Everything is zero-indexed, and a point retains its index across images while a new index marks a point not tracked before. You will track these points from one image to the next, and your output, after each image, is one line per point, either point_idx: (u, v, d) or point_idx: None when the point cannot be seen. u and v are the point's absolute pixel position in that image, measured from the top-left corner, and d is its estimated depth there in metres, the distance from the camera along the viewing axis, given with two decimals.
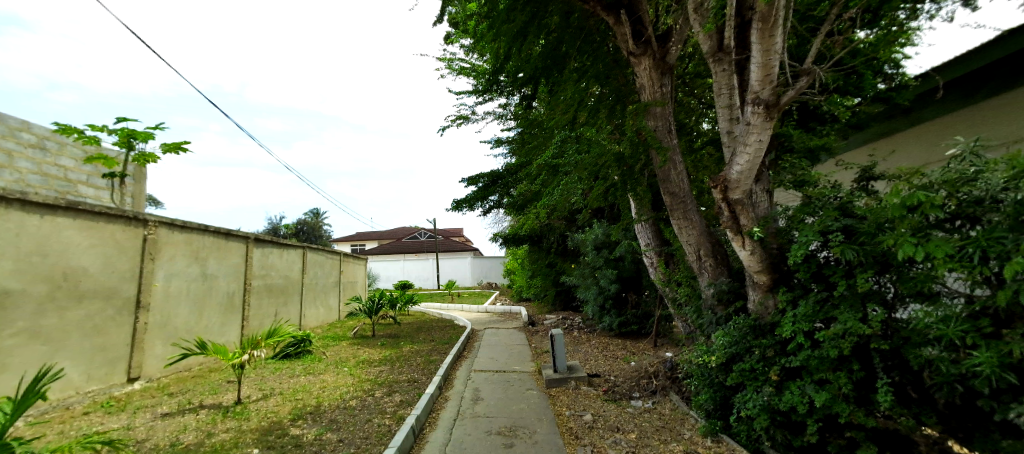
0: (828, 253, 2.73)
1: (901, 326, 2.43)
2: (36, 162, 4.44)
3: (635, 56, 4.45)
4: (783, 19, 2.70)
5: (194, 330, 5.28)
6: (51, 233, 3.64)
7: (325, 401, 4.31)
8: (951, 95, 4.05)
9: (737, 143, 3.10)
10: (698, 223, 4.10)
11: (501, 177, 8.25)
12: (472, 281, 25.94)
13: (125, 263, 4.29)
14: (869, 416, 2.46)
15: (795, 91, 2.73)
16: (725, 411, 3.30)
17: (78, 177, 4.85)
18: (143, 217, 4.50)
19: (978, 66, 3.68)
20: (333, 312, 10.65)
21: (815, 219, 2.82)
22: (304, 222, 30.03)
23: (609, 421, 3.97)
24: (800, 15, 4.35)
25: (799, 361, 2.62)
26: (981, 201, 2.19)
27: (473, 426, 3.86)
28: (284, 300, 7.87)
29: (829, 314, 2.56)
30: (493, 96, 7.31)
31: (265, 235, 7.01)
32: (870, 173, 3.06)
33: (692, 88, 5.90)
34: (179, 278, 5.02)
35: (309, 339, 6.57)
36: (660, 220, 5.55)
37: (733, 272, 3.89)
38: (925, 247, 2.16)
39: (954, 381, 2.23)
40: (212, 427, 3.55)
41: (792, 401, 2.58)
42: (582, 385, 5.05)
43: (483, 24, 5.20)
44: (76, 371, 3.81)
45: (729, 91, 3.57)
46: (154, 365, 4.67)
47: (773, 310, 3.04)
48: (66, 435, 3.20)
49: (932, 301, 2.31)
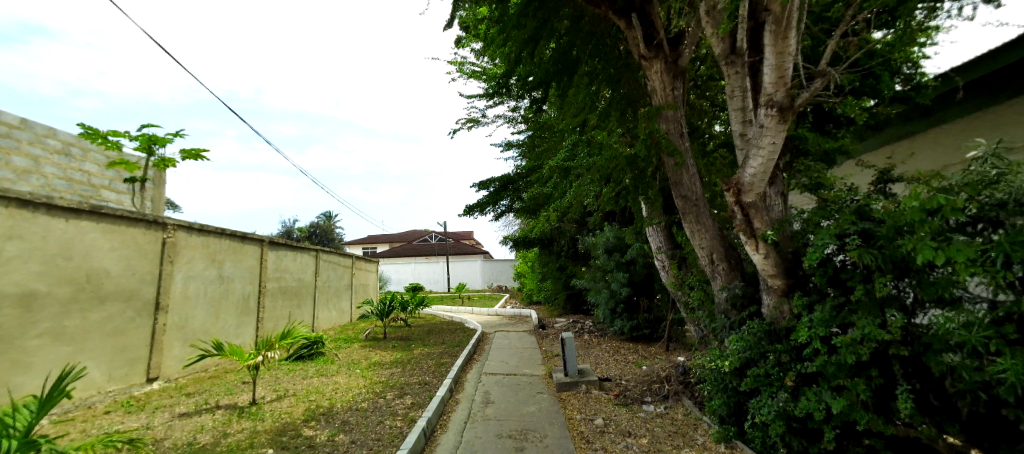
0: (845, 257, 2.68)
1: (922, 332, 2.38)
2: (61, 167, 4.57)
3: (647, 59, 4.45)
4: (797, 21, 2.69)
5: (211, 331, 5.37)
6: (75, 236, 3.74)
7: (337, 402, 4.36)
8: (971, 96, 3.98)
9: (750, 146, 3.08)
10: (710, 226, 4.06)
11: (513, 181, 8.28)
12: (483, 284, 25.99)
13: (144, 266, 4.39)
14: (888, 424, 2.41)
15: (809, 93, 2.70)
16: (739, 417, 3.26)
17: (101, 182, 4.99)
18: (162, 221, 4.61)
19: (1000, 67, 3.60)
20: (345, 314, 10.74)
21: (831, 223, 2.76)
22: (316, 226, 30.43)
23: (621, 425, 3.94)
24: (814, 16, 4.31)
25: (816, 367, 2.57)
26: (1004, 204, 2.15)
27: (484, 429, 3.87)
28: (297, 302, 7.98)
29: (846, 319, 2.52)
30: (504, 100, 7.35)
31: (279, 238, 7.11)
32: (887, 176, 3.02)
33: (704, 91, 5.89)
34: (196, 280, 5.12)
35: (322, 341, 6.65)
36: (671, 223, 5.52)
37: (747, 276, 3.85)
38: (946, 251, 2.11)
39: (977, 389, 2.19)
40: (227, 427, 3.61)
41: (808, 408, 2.54)
42: (593, 389, 5.03)
43: (494, 29, 5.25)
44: (98, 371, 3.90)
45: (742, 93, 3.52)
46: (172, 366, 4.76)
47: (789, 315, 3.00)
48: (87, 433, 3.28)
49: (953, 307, 2.27)
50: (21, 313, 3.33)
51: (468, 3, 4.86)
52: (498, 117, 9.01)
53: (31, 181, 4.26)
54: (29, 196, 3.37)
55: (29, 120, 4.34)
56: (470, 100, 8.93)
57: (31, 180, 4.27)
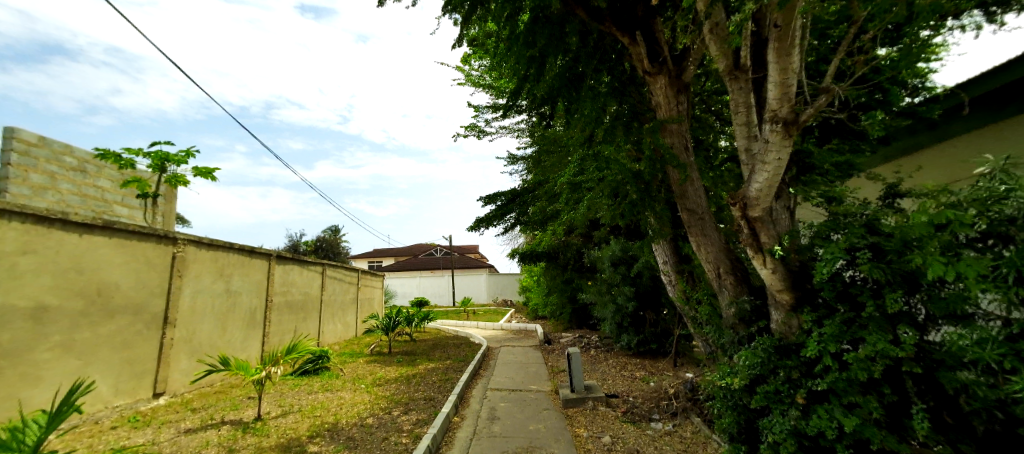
0: (855, 272, 2.65)
1: (934, 349, 2.34)
2: (76, 183, 4.65)
3: (651, 76, 4.52)
4: (799, 38, 2.70)
5: (218, 345, 5.40)
6: (88, 251, 3.80)
7: (342, 418, 4.33)
8: (978, 111, 3.97)
9: (756, 161, 3.10)
10: (716, 240, 4.08)
11: (519, 195, 8.27)
12: (488, 298, 25.94)
13: (154, 280, 4.43)
14: (903, 443, 2.39)
15: (814, 108, 2.71)
16: (751, 435, 3.14)
17: (114, 198, 5.08)
18: (172, 235, 4.66)
19: (1005, 83, 3.62)
20: (350, 328, 10.71)
21: (839, 236, 2.72)
22: (322, 240, 30.57)
23: (629, 443, 3.88)
24: (817, 33, 4.39)
25: (826, 384, 2.53)
26: (1014, 220, 2.14)
27: (490, 446, 3.83)
28: (303, 317, 7.99)
29: (856, 335, 2.49)
30: (509, 114, 7.45)
31: (286, 252, 7.17)
32: (895, 189, 3.00)
33: (710, 105, 5.97)
34: (205, 294, 5.16)
35: (327, 356, 6.63)
36: (677, 238, 5.48)
37: (755, 290, 3.82)
38: (956, 267, 2.10)
39: (993, 408, 2.16)
40: (233, 443, 3.60)
41: (820, 426, 2.49)
42: (600, 406, 4.97)
43: (502, 46, 5.35)
44: (106, 386, 3.92)
45: (746, 109, 3.51)
46: (179, 381, 4.78)
47: (798, 330, 2.97)
48: (95, 448, 3.30)
49: (965, 323, 2.25)
50: (32, 326, 3.36)
51: (476, 21, 4.96)
52: (504, 130, 9.13)
53: (47, 197, 4.33)
54: (44, 211, 3.43)
55: (46, 136, 4.43)
56: (477, 112, 9.06)
57: (47, 196, 4.34)
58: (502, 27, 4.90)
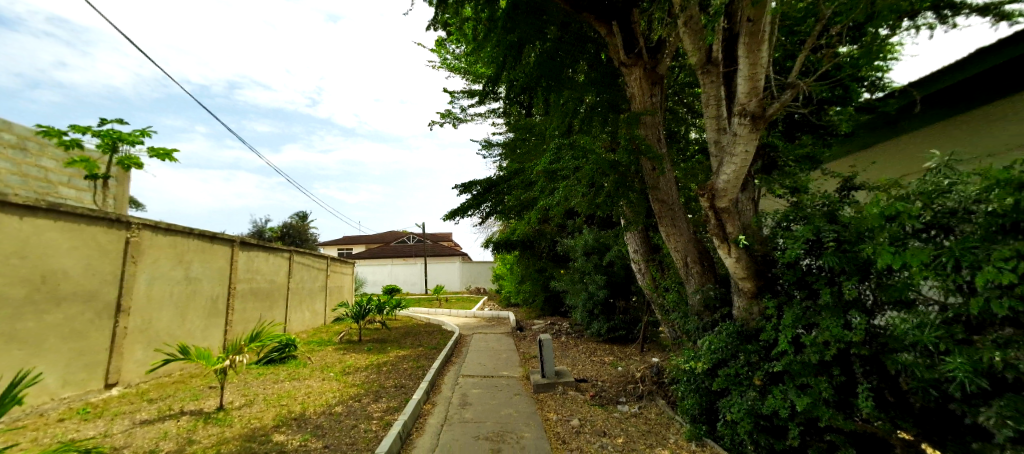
0: (811, 261, 2.81)
1: (880, 332, 2.51)
2: (15, 162, 4.33)
3: (626, 67, 4.55)
4: (768, 34, 2.78)
5: (176, 335, 5.18)
6: (32, 236, 3.56)
7: (309, 407, 4.26)
8: (930, 110, 4.19)
9: (724, 153, 3.19)
10: (685, 230, 4.22)
11: (495, 185, 8.03)
12: (461, 286, 25.88)
13: (106, 267, 4.20)
14: (848, 420, 2.53)
15: (780, 103, 2.79)
16: (710, 416, 3.30)
17: (59, 179, 4.75)
18: (125, 219, 4.40)
19: (954, 83, 3.82)
20: (319, 316, 10.49)
21: (801, 225, 2.87)
22: (287, 226, 29.48)
23: (597, 425, 3.99)
24: (787, 30, 4.51)
25: (782, 366, 2.67)
26: (955, 212, 2.25)
27: (462, 432, 3.85)
28: (269, 305, 7.75)
29: (812, 320, 2.62)
30: (485, 101, 7.37)
31: (250, 238, 6.92)
32: (851, 183, 3.15)
33: (682, 98, 6.10)
34: (161, 280, 4.93)
35: (294, 344, 6.48)
36: (648, 227, 5.60)
37: (720, 278, 3.98)
38: (903, 256, 2.22)
39: (929, 386, 2.30)
40: (192, 434, 3.49)
41: (774, 405, 2.62)
42: (570, 391, 5.08)
43: (479, 31, 5.26)
44: (53, 377, 3.71)
45: (717, 102, 3.65)
46: (134, 371, 4.57)
47: (758, 316, 3.11)
48: (39, 442, 3.13)
49: (909, 309, 2.38)
50: None
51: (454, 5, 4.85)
52: (480, 117, 9.06)
53: None
54: None
55: None
56: (453, 98, 8.93)
57: None
58: (480, 12, 4.81)
